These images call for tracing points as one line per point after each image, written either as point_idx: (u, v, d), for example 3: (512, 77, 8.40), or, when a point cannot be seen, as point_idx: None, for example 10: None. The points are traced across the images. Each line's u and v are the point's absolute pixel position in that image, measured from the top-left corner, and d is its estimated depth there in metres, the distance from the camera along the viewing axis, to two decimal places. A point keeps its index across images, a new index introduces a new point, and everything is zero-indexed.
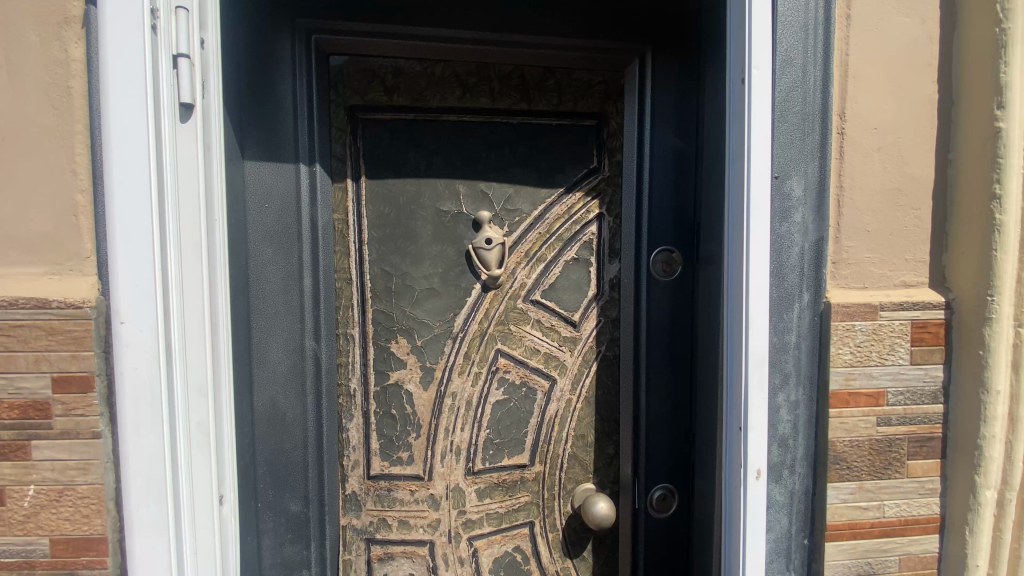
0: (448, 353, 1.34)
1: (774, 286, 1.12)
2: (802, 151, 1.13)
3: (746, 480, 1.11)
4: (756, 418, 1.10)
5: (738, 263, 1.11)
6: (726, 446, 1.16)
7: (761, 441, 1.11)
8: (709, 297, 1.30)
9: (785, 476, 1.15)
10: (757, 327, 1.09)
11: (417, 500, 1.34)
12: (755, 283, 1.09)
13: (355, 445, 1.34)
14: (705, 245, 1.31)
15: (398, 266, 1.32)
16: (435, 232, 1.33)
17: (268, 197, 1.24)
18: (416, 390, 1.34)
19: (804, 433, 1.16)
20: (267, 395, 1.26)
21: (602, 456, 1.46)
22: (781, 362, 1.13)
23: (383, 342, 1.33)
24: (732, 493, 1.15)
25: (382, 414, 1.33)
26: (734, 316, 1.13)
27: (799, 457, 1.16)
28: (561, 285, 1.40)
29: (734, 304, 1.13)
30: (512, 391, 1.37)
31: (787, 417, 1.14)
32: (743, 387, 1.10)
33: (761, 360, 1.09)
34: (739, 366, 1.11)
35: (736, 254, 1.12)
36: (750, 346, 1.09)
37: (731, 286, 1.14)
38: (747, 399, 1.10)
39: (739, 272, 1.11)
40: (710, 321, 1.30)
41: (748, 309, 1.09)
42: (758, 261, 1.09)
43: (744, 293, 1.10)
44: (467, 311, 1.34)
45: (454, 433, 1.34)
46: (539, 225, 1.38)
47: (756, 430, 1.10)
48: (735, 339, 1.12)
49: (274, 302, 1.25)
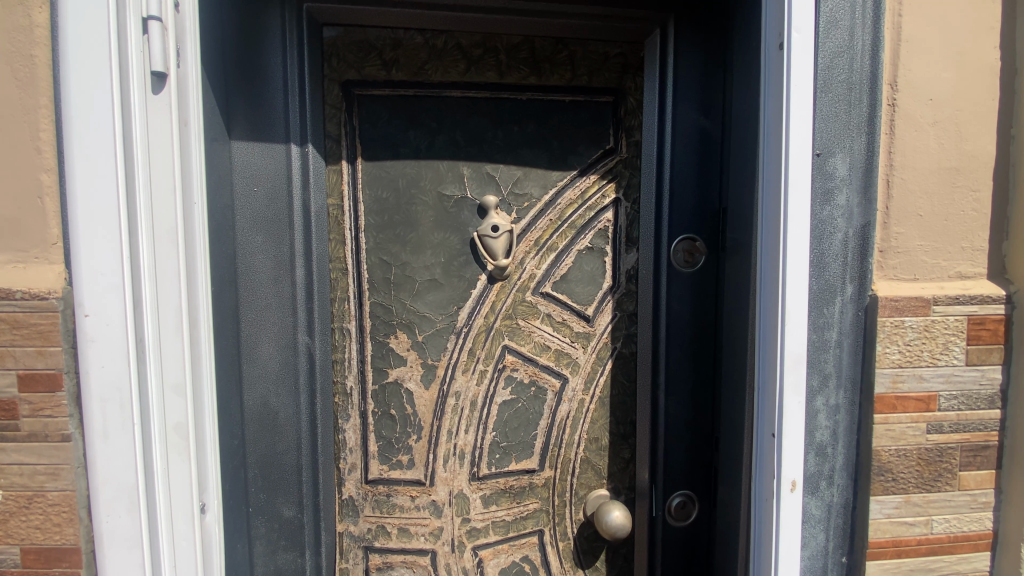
0: (451, 349, 1.23)
1: (813, 278, 1.00)
2: (846, 126, 1.01)
3: (778, 493, 1.00)
4: (791, 424, 0.99)
5: (773, 251, 1.00)
6: (756, 454, 1.05)
7: (796, 450, 0.99)
8: (738, 290, 1.18)
9: (822, 488, 1.04)
10: (793, 322, 0.98)
11: (418, 507, 1.24)
12: (791, 273, 0.98)
13: (352, 447, 1.25)
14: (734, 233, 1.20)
15: (398, 255, 1.22)
16: (437, 218, 1.22)
17: (256, 180, 1.15)
18: (417, 389, 1.23)
19: (844, 441, 1.04)
20: (258, 393, 1.19)
21: (617, 461, 1.36)
22: (820, 363, 1.01)
23: (381, 338, 1.23)
24: (762, 507, 1.04)
25: (381, 414, 1.24)
26: (767, 311, 1.01)
27: (838, 467, 1.04)
28: (574, 277, 1.29)
29: (768, 297, 1.01)
30: (520, 391, 1.26)
31: (826, 423, 1.02)
32: (777, 390, 0.99)
33: (797, 359, 0.98)
34: (773, 366, 0.99)
35: (771, 241, 1.00)
36: (785, 344, 0.98)
37: (764, 277, 1.02)
38: (781, 403, 0.99)
39: (775, 262, 0.99)
40: (738, 316, 1.18)
41: (783, 302, 0.98)
42: (795, 249, 0.98)
43: (779, 285, 0.98)
44: (471, 305, 1.24)
45: (458, 436, 1.24)
46: (550, 212, 1.26)
47: (791, 437, 0.99)
48: (769, 335, 1.00)
49: (264, 294, 1.17)
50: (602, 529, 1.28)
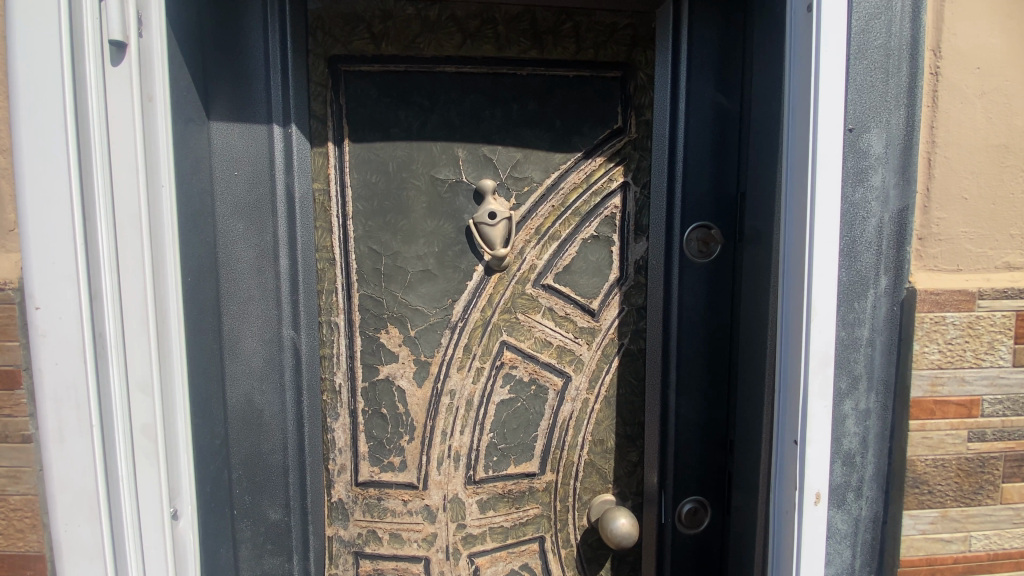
0: (445, 345, 1.15)
1: (843, 268, 0.90)
2: (882, 98, 0.90)
3: (800, 506, 0.91)
4: (816, 431, 0.89)
5: (799, 239, 0.89)
6: (776, 462, 0.95)
7: (822, 459, 0.90)
8: (760, 283, 1.08)
9: (849, 500, 0.94)
10: (820, 318, 0.88)
11: (411, 512, 1.17)
12: (819, 263, 0.88)
13: (341, 447, 1.18)
14: (756, 219, 1.10)
15: (388, 244, 1.13)
16: (430, 204, 1.13)
17: (237, 164, 1.08)
18: (409, 387, 1.15)
19: (875, 449, 0.94)
20: (242, 389, 1.13)
21: (624, 464, 1.27)
22: (850, 363, 0.91)
23: (371, 333, 1.15)
24: (781, 521, 0.94)
25: (371, 413, 1.17)
26: (792, 306, 0.91)
27: (867, 478, 0.94)
28: (578, 267, 1.20)
29: (792, 290, 0.91)
30: (519, 390, 1.18)
31: (854, 430, 0.92)
32: (802, 392, 0.89)
33: (824, 359, 0.88)
34: (797, 366, 0.89)
35: (797, 227, 0.90)
36: (811, 342, 0.88)
37: (787, 268, 0.92)
38: (806, 407, 0.89)
39: (802, 250, 0.89)
40: (759, 311, 1.09)
41: (809, 296, 0.88)
42: (823, 236, 0.88)
43: (806, 276, 0.88)
44: (467, 298, 1.15)
45: (453, 437, 1.16)
46: (553, 197, 1.17)
47: (815, 445, 0.89)
48: (794, 332, 0.90)
49: (246, 286, 1.10)
50: (606, 537, 1.20)
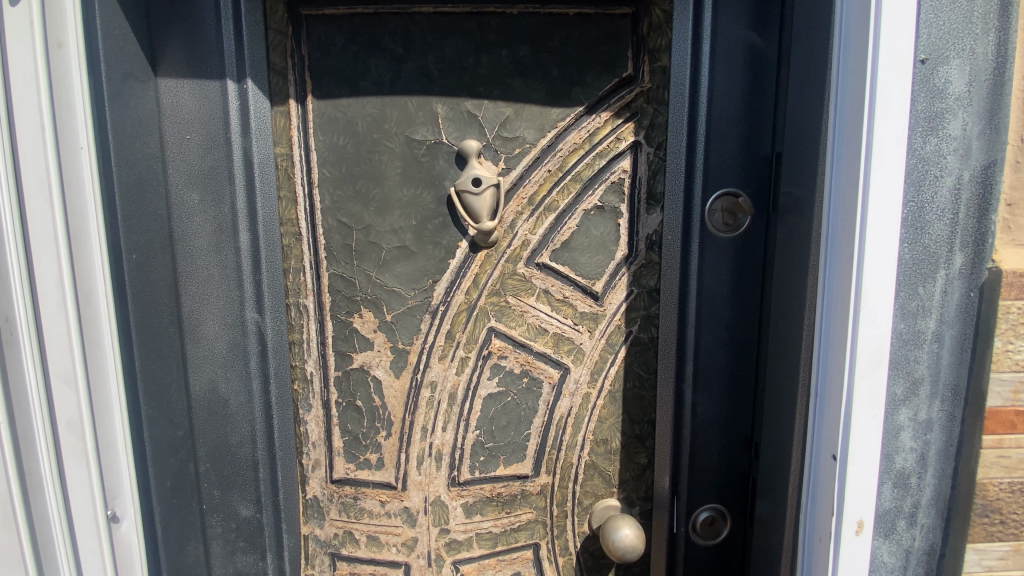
0: (425, 331, 1.02)
1: (905, 244, 0.71)
2: (967, 20, 0.69)
3: (836, 536, 0.74)
4: (861, 446, 0.72)
5: (849, 205, 0.71)
6: (808, 479, 0.78)
7: (867, 480, 0.72)
8: (801, 261, 0.91)
9: (899, 529, 0.76)
10: (873, 306, 0.69)
11: (389, 514, 1.07)
12: (874, 236, 0.69)
13: (314, 441, 1.08)
14: (796, 186, 0.92)
15: (359, 217, 1.00)
16: (405, 170, 0.98)
17: (189, 127, 0.96)
18: (386, 377, 1.03)
19: (936, 468, 0.76)
20: (205, 374, 1.02)
21: (631, 467, 1.13)
22: (911, 363, 0.72)
23: (343, 317, 1.03)
24: (812, 550, 0.78)
25: (344, 405, 1.05)
26: (838, 290, 0.72)
27: (924, 502, 0.76)
28: (578, 243, 1.03)
29: (838, 270, 0.72)
30: (509, 382, 1.04)
31: (911, 445, 0.74)
32: (845, 399, 0.71)
33: (877, 358, 0.70)
34: (841, 366, 0.71)
35: (847, 190, 0.71)
36: (860, 337, 0.70)
37: (832, 243, 0.73)
38: (848, 417, 0.71)
39: (852, 220, 0.70)
40: (796, 295, 0.92)
41: (858, 277, 0.69)
42: (880, 202, 0.69)
43: (856, 252, 0.69)
44: (450, 277, 1.01)
45: (434, 434, 1.04)
46: (549, 161, 1.00)
47: (859, 464, 0.72)
48: (838, 323, 0.72)
49: (205, 264, 0.99)
50: (608, 549, 1.06)
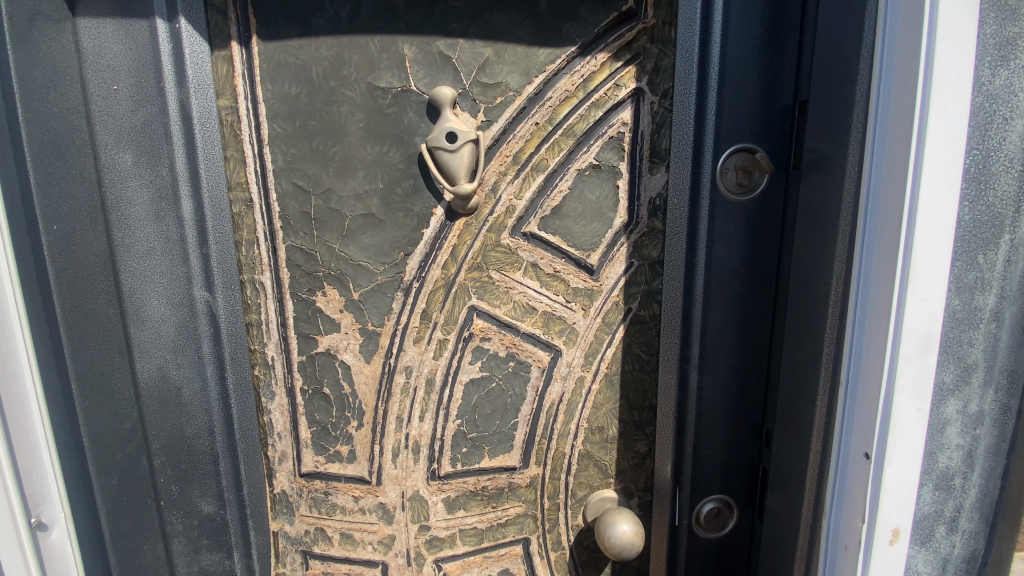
0: (397, 311, 0.90)
1: (968, 201, 0.57)
2: None
3: (866, 547, 0.64)
4: (900, 445, 0.60)
5: (898, 155, 0.57)
6: (835, 479, 0.68)
7: (906, 483, 0.62)
8: (829, 226, 0.78)
9: (938, 536, 0.66)
10: (925, 279, 0.57)
11: (364, 510, 0.97)
12: (929, 193, 0.56)
13: (280, 432, 0.98)
14: (822, 139, 0.79)
15: (318, 180, 0.87)
16: (368, 125, 0.84)
17: (116, 76, 0.81)
18: (355, 362, 0.92)
19: (984, 467, 0.64)
20: (151, 360, 0.90)
21: (629, 456, 1.03)
22: (965, 346, 0.60)
23: (306, 295, 0.91)
24: (836, 556, 0.69)
25: (311, 392, 0.95)
26: (880, 260, 0.60)
27: (969, 506, 0.65)
28: (571, 210, 0.90)
29: (881, 236, 0.60)
30: (494, 367, 0.93)
31: (957, 441, 0.63)
32: (884, 390, 0.60)
33: (925, 341, 0.58)
34: (880, 351, 0.60)
35: (896, 136, 0.58)
36: (905, 317, 0.57)
37: (873, 203, 0.61)
38: (886, 410, 0.60)
39: (902, 174, 0.57)
40: (823, 266, 0.80)
41: (907, 244, 0.57)
42: (938, 149, 0.55)
43: (905, 213, 0.57)
44: (423, 250, 0.88)
45: (410, 425, 0.93)
46: (536, 112, 0.86)
47: (898, 466, 0.61)
48: (880, 300, 0.60)
49: (145, 235, 0.85)
50: (604, 545, 0.97)
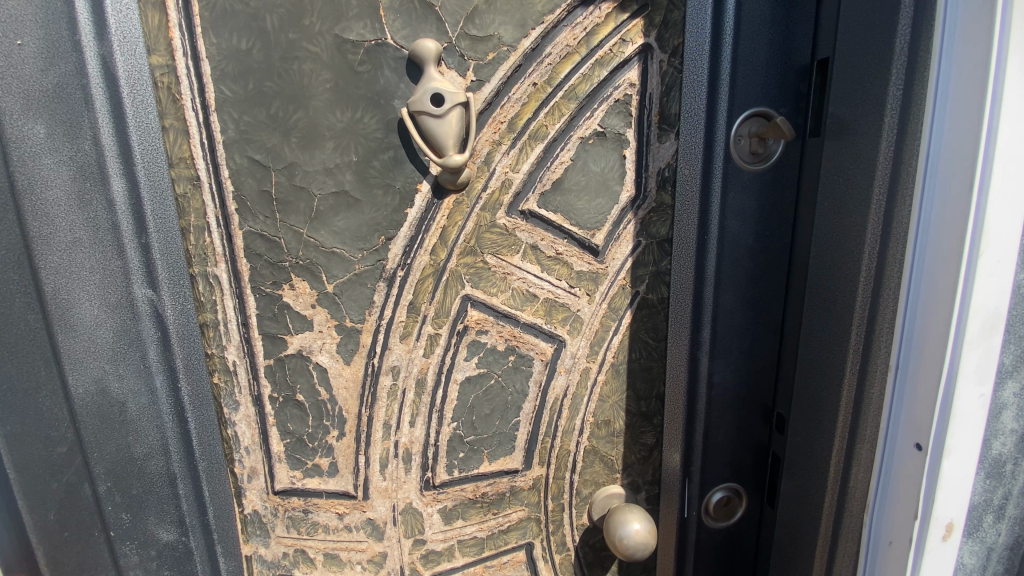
0: (379, 304, 0.78)
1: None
2: None
3: (918, 544, 0.58)
4: (960, 436, 0.54)
5: (970, 108, 0.50)
6: (881, 470, 0.62)
7: (964, 473, 0.56)
8: (860, 196, 0.70)
9: (984, 525, 0.60)
10: (995, 246, 0.50)
11: (349, 528, 0.87)
12: (1004, 151, 0.49)
13: (247, 446, 0.85)
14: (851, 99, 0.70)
15: (280, 153, 0.74)
16: (338, 87, 0.72)
17: (19, 28, 0.65)
18: (332, 365, 0.80)
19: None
20: (86, 371, 0.75)
21: (637, 449, 0.95)
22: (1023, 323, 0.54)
23: (270, 290, 0.79)
24: (879, 555, 0.63)
25: (282, 400, 0.83)
26: (944, 229, 0.53)
27: (1016, 492, 0.60)
28: (573, 184, 0.80)
29: (946, 201, 0.53)
30: (492, 362, 0.84)
31: (1012, 426, 0.57)
32: (946, 374, 0.53)
33: (991, 320, 0.52)
34: (942, 331, 0.53)
35: (967, 88, 0.51)
36: (974, 292, 0.51)
37: (935, 164, 0.53)
38: (947, 394, 0.53)
39: (975, 130, 0.50)
40: (852, 242, 0.72)
41: (978, 210, 0.50)
42: (1014, 102, 0.49)
43: (977, 174, 0.50)
44: (408, 232, 0.76)
45: (399, 432, 0.83)
46: (534, 71, 0.75)
47: (956, 458, 0.55)
48: (943, 274, 0.53)
49: (69, 223, 0.70)
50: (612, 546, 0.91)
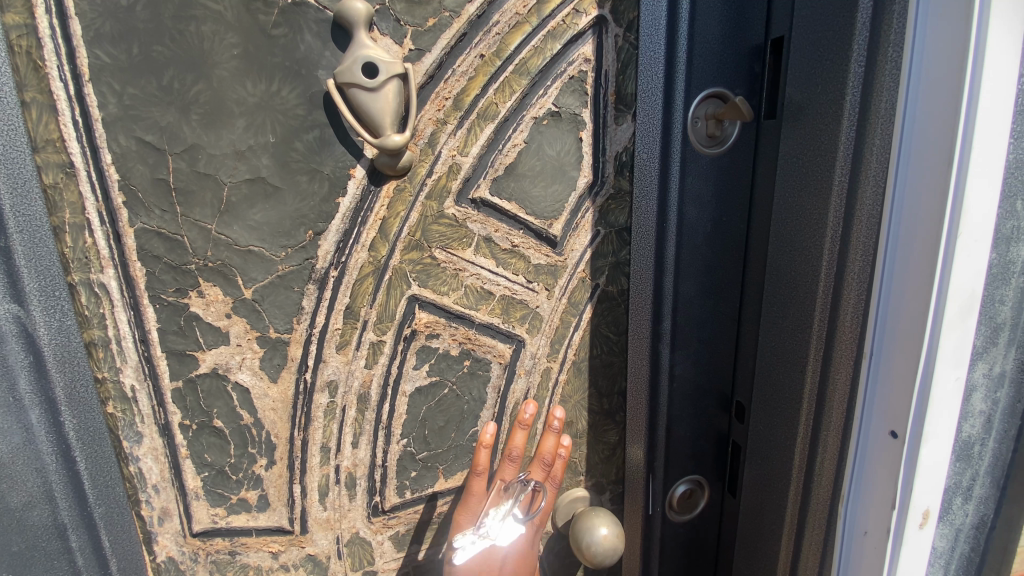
0: (310, 309, 0.67)
1: (1015, 138, 0.48)
2: None
3: (896, 534, 0.57)
4: (937, 423, 0.53)
5: (947, 82, 0.47)
6: (855, 460, 0.61)
7: (938, 460, 0.55)
8: (824, 177, 0.61)
9: (956, 507, 0.60)
10: (972, 231, 0.48)
11: (287, 567, 0.76)
12: (983, 127, 0.47)
13: (155, 485, 0.71)
14: (810, 70, 0.61)
15: (178, 134, 0.61)
16: (248, 54, 0.60)
17: None
18: (256, 383, 0.69)
19: (998, 431, 0.59)
20: None
21: (600, 449, 0.91)
22: (995, 305, 0.53)
23: (173, 298, 0.66)
24: (854, 543, 0.63)
25: (196, 427, 0.70)
26: (918, 210, 0.51)
27: (982, 472, 0.60)
28: (527, 169, 0.73)
29: (920, 181, 0.50)
30: (445, 369, 0.75)
31: (981, 408, 0.56)
32: (923, 362, 0.51)
33: (967, 304, 0.50)
34: (919, 318, 0.51)
35: (943, 61, 0.48)
36: (952, 276, 0.49)
37: (908, 143, 0.51)
38: (925, 384, 0.52)
39: (954, 105, 0.47)
40: (812, 230, 0.63)
41: (956, 189, 0.48)
42: (995, 78, 0.46)
43: (955, 152, 0.47)
44: (341, 224, 0.66)
45: (340, 455, 0.73)
46: (480, 42, 0.66)
47: (932, 445, 0.54)
48: (919, 257, 0.51)
49: None
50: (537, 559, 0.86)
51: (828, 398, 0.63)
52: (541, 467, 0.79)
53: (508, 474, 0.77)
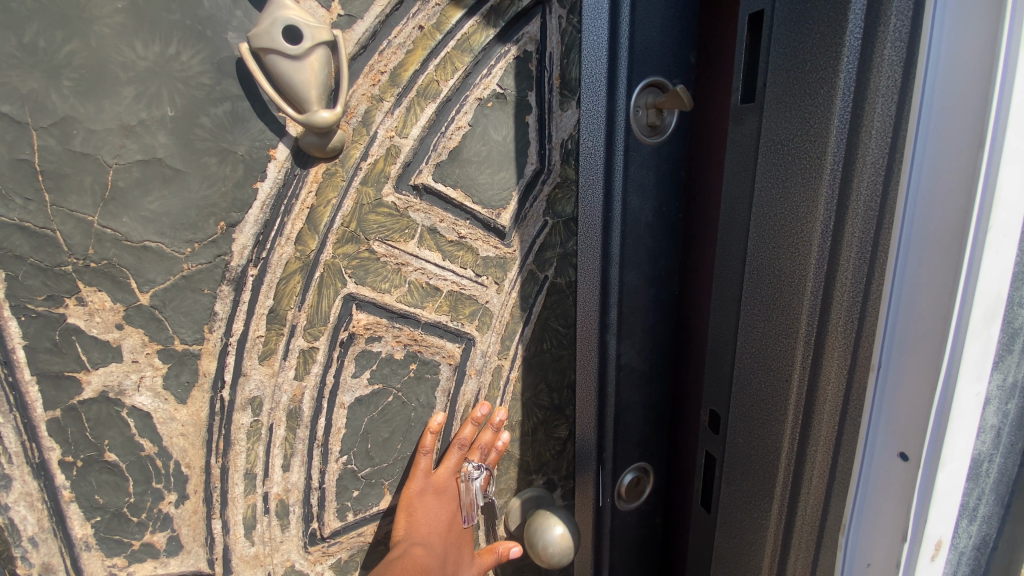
0: (225, 314, 0.58)
1: None
2: None
3: (908, 569, 0.54)
4: (953, 444, 0.50)
5: (971, 77, 0.42)
6: (858, 481, 0.57)
7: (951, 479, 0.52)
8: (808, 165, 0.53)
9: (966, 525, 0.59)
10: (996, 242, 0.44)
11: None
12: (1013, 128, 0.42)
13: (32, 537, 0.56)
14: (795, 43, 0.52)
15: (43, 102, 0.48)
16: (137, 8, 0.49)
17: None
18: (159, 406, 0.57)
19: (1005, 446, 0.59)
20: None
21: (551, 445, 0.88)
22: (1016, 309, 0.50)
23: (44, 308, 0.52)
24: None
25: (82, 465, 0.56)
26: (932, 218, 0.46)
27: (989, 487, 0.60)
28: (472, 154, 0.68)
29: (938, 188, 0.45)
30: (388, 375, 0.68)
31: (994, 422, 0.55)
32: (942, 382, 0.48)
33: (989, 313, 0.47)
34: (938, 332, 0.47)
35: (966, 53, 0.42)
36: (975, 289, 0.45)
37: (922, 147, 0.46)
38: (942, 403, 0.48)
39: (982, 102, 0.42)
40: (792, 229, 0.56)
41: (984, 197, 0.43)
42: None
43: (984, 154, 0.42)
44: (262, 214, 0.57)
45: (269, 480, 0.64)
46: (419, 12, 0.60)
47: (948, 468, 0.51)
48: (934, 269, 0.47)
49: None
50: (484, 558, 0.80)
51: (815, 414, 0.59)
52: (479, 454, 0.76)
53: (453, 459, 0.74)
